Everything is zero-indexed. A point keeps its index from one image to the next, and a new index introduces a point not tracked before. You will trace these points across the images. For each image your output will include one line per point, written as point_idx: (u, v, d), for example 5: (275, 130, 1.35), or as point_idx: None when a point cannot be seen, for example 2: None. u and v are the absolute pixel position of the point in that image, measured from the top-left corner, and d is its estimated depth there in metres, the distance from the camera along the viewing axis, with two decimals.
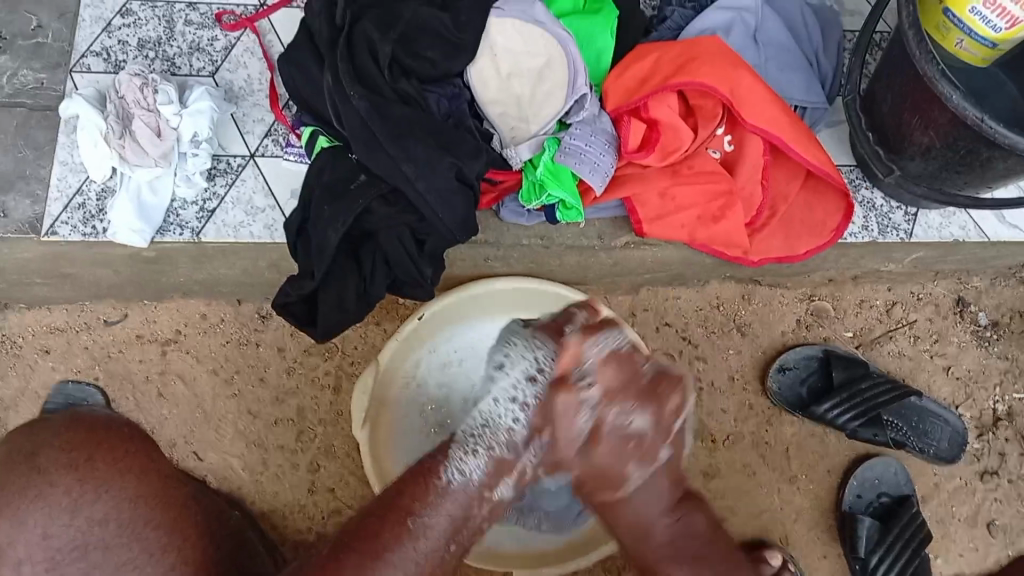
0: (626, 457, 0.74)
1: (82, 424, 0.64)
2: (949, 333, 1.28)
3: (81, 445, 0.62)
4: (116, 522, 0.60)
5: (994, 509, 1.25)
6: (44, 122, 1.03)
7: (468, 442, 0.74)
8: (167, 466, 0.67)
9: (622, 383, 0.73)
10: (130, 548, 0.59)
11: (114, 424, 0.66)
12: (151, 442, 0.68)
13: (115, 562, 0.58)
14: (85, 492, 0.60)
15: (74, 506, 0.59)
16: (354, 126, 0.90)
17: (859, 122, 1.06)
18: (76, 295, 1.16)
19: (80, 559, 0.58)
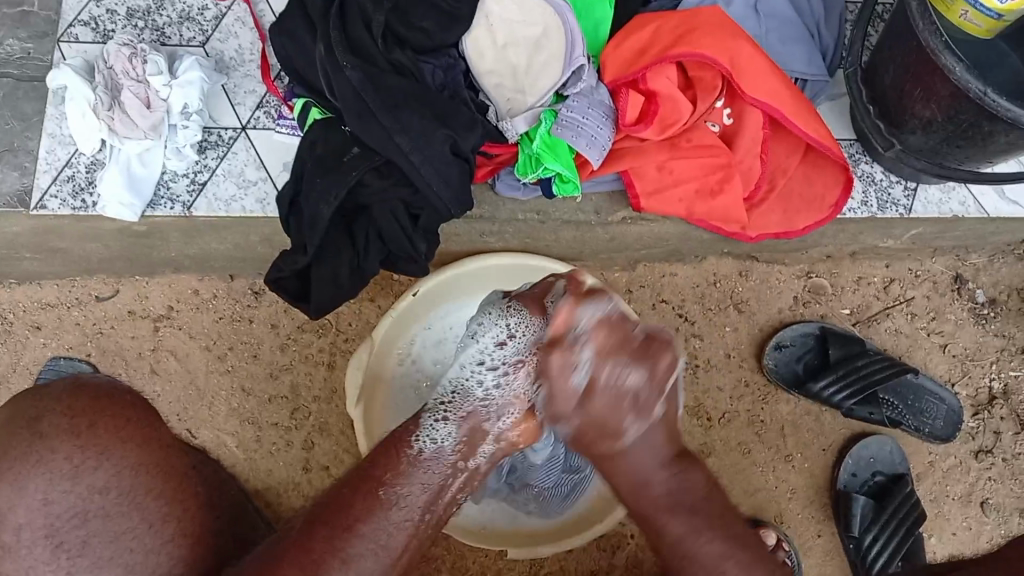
0: (619, 410, 0.73)
1: (86, 391, 0.63)
2: (947, 310, 1.28)
3: (83, 410, 0.61)
4: (117, 490, 0.60)
5: (988, 487, 1.25)
6: (33, 92, 1.01)
7: (444, 411, 0.80)
8: (169, 436, 0.66)
9: (617, 343, 0.73)
10: (130, 518, 0.61)
11: (118, 391, 0.65)
12: (154, 410, 0.67)
13: (115, 530, 0.60)
14: (86, 459, 0.60)
15: (75, 473, 0.59)
16: (347, 98, 0.88)
17: (860, 95, 1.05)
18: (66, 270, 1.14)
19: (79, 526, 0.59)
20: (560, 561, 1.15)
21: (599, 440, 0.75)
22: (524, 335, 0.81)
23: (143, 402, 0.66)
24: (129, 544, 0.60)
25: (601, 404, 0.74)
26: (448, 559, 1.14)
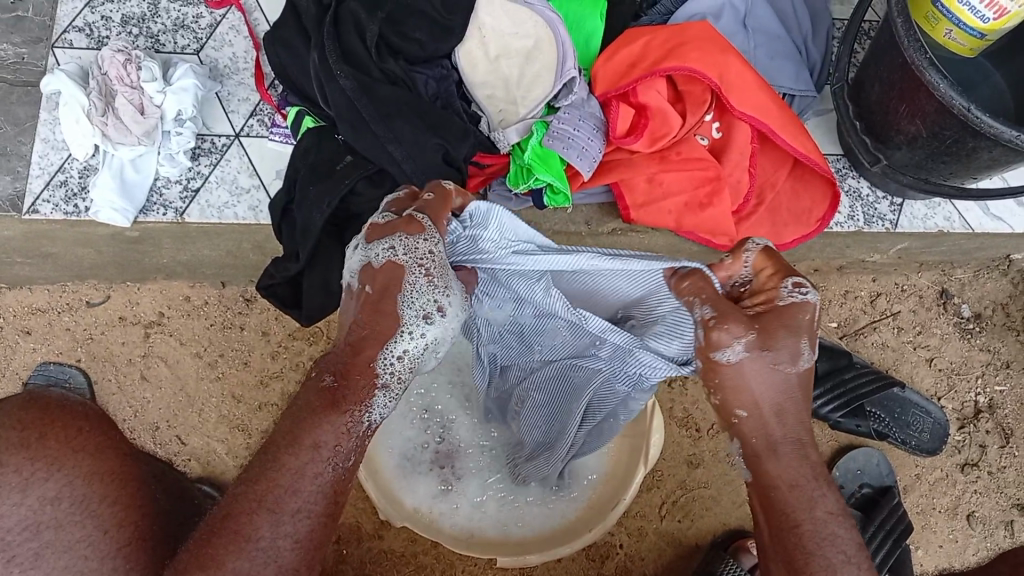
0: (801, 328, 0.67)
1: (36, 404, 0.67)
2: (933, 324, 1.29)
3: (33, 423, 0.66)
4: (68, 499, 0.64)
5: (974, 500, 1.26)
6: (25, 98, 1.02)
7: (393, 383, 0.65)
8: (125, 445, 0.71)
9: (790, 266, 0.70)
10: (83, 526, 0.64)
11: (69, 403, 0.69)
12: (108, 419, 0.71)
13: (67, 540, 0.63)
14: (36, 470, 0.64)
15: (24, 485, 0.63)
16: (340, 107, 0.89)
17: (846, 110, 1.07)
18: (58, 276, 1.14)
19: (32, 539, 0.63)
20: (548, 570, 1.16)
21: (768, 357, 0.65)
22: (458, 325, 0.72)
23: (98, 415, 0.71)
24: (84, 550, 0.63)
25: (783, 322, 0.67)
26: (437, 567, 1.15)
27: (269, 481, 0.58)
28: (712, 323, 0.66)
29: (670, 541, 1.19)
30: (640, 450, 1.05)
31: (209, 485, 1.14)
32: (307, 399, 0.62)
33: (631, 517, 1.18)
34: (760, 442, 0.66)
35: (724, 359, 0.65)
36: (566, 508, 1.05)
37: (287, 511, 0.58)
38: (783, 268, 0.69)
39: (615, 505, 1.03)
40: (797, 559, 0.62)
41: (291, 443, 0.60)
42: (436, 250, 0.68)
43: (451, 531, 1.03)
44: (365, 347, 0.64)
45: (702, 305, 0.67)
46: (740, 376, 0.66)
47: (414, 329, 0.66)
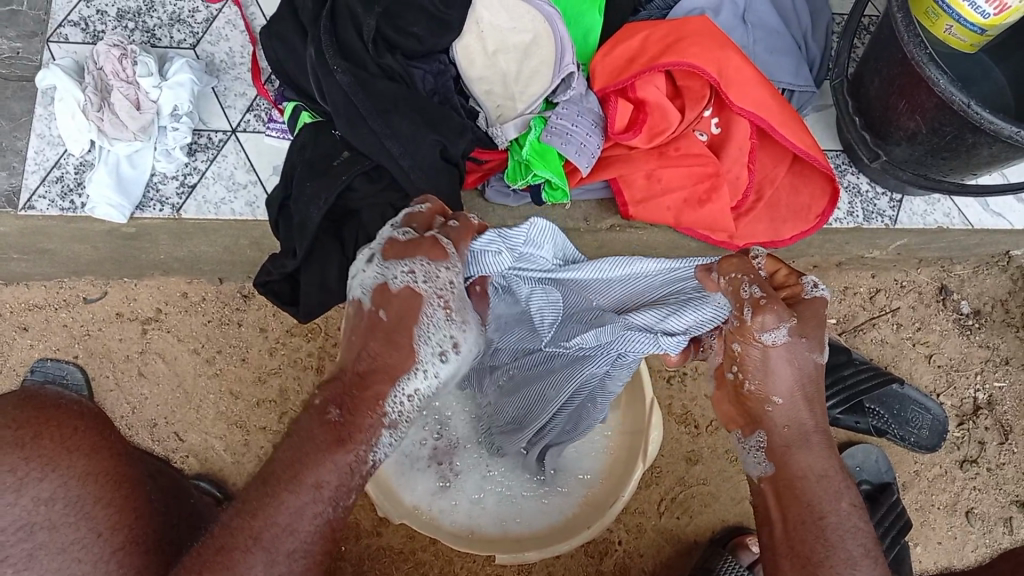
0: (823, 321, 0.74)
1: (29, 403, 0.66)
2: (932, 321, 1.29)
3: (28, 422, 0.65)
4: (63, 500, 0.64)
5: (972, 496, 1.26)
6: (21, 93, 1.01)
7: (400, 420, 0.70)
8: (120, 444, 0.70)
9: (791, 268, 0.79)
10: (77, 527, 0.64)
11: (64, 401, 0.69)
12: (103, 418, 0.71)
13: (61, 542, 0.63)
14: (31, 470, 0.63)
15: (19, 485, 0.63)
16: (337, 103, 0.89)
17: (846, 105, 1.06)
18: (55, 272, 1.14)
19: (26, 539, 0.62)
20: (547, 567, 1.16)
21: (803, 342, 0.72)
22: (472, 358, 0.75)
23: (93, 414, 0.70)
24: (77, 553, 0.63)
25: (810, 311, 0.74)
26: (436, 563, 1.15)
27: (268, 515, 0.62)
28: (764, 302, 0.71)
29: (669, 538, 1.19)
30: (637, 447, 1.04)
31: (207, 482, 1.13)
32: (311, 433, 0.66)
33: (630, 513, 1.18)
34: (792, 432, 0.73)
35: (769, 339, 0.71)
36: (562, 503, 1.06)
37: (282, 550, 0.62)
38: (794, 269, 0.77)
39: (613, 503, 1.02)
40: (814, 553, 0.68)
41: (293, 480, 0.63)
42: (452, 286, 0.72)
43: (452, 529, 1.02)
44: (376, 382, 0.69)
45: (750, 284, 0.72)
46: (775, 360, 0.72)
47: (426, 369, 0.70)
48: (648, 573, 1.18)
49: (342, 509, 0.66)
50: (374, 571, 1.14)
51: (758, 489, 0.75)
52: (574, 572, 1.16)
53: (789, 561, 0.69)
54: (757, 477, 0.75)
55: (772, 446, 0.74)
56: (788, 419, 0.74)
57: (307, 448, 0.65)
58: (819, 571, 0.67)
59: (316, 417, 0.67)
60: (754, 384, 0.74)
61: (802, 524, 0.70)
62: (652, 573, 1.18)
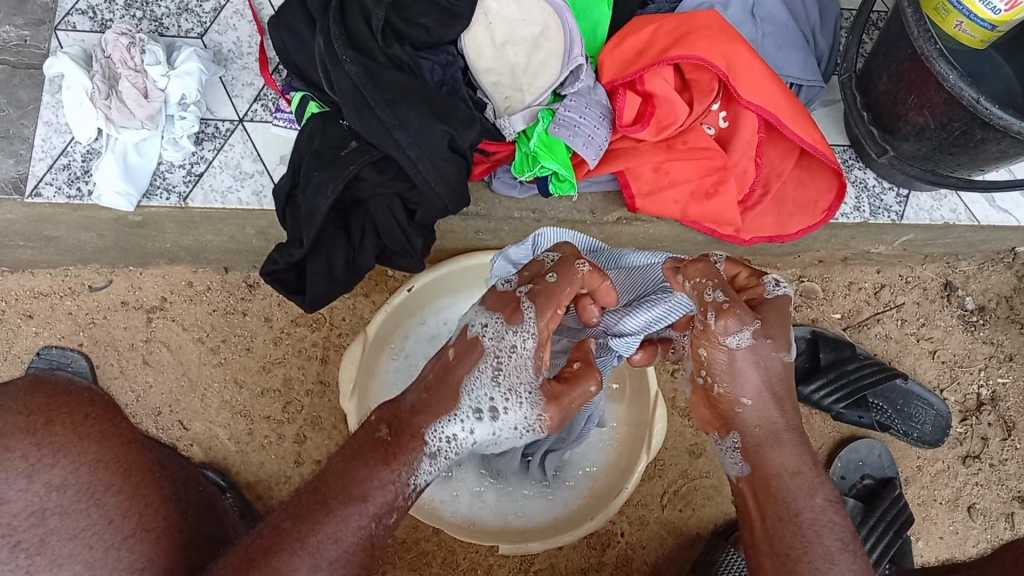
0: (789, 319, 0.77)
1: (42, 389, 0.67)
2: (937, 317, 1.29)
3: (40, 409, 0.65)
4: (74, 487, 0.64)
5: (975, 492, 1.26)
6: (28, 80, 1.01)
7: (439, 458, 0.74)
8: (130, 432, 0.71)
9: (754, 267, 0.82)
10: (88, 514, 0.64)
11: (75, 388, 0.69)
12: (114, 405, 0.71)
13: (72, 528, 0.63)
14: (43, 456, 0.63)
15: (31, 471, 0.62)
16: (345, 92, 0.89)
17: (855, 100, 1.06)
18: (60, 260, 1.14)
19: (38, 524, 0.62)
20: (550, 559, 1.16)
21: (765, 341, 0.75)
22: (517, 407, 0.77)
23: (104, 401, 0.70)
24: (88, 539, 0.63)
25: (773, 309, 0.77)
26: (439, 553, 1.15)
27: (316, 525, 0.65)
28: (726, 307, 0.74)
29: (672, 530, 1.19)
30: (641, 438, 1.04)
31: (212, 470, 1.13)
32: (362, 449, 0.71)
33: (633, 506, 1.19)
34: (763, 432, 0.76)
35: (734, 342, 0.74)
36: (567, 497, 1.06)
37: (326, 558, 0.64)
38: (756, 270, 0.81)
39: (617, 495, 1.02)
40: (793, 549, 0.70)
41: (342, 492, 0.67)
42: (513, 356, 0.76)
43: (453, 519, 1.02)
44: (419, 417, 0.73)
45: (714, 289, 0.75)
46: (741, 362, 0.75)
47: (464, 419, 0.75)
48: (650, 565, 1.18)
49: (383, 527, 0.69)
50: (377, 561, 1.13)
51: (738, 489, 0.78)
52: (576, 564, 1.17)
53: (769, 559, 0.71)
54: (736, 478, 0.78)
55: (746, 446, 0.76)
56: (759, 420, 0.76)
57: (349, 458, 0.70)
58: (798, 567, 0.69)
59: (368, 435, 0.73)
60: (722, 387, 0.77)
61: (780, 521, 0.72)
62: (654, 565, 1.19)
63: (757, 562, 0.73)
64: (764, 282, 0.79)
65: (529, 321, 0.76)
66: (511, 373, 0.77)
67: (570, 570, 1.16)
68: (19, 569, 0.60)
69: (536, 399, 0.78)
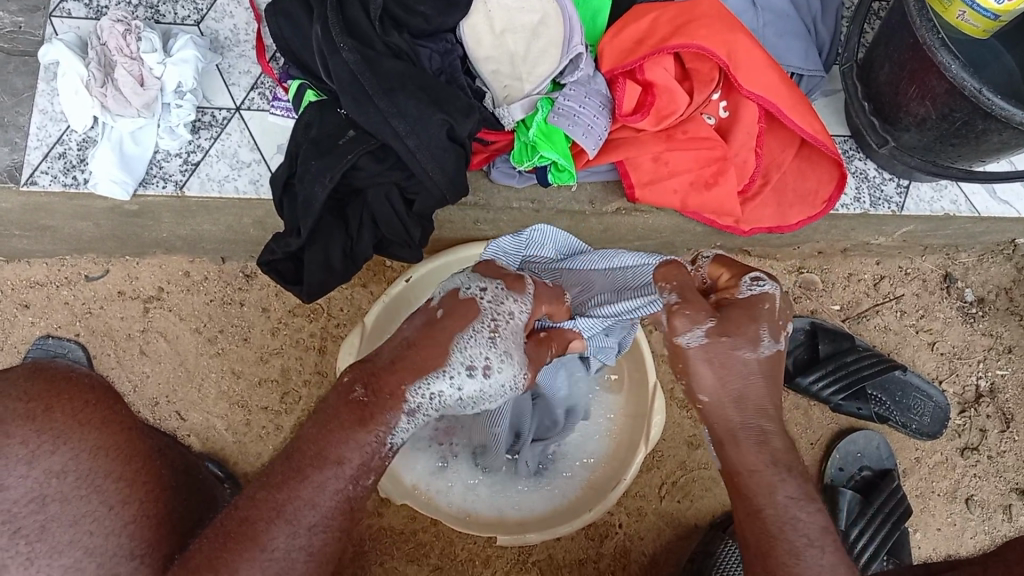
0: (759, 316, 0.76)
1: (41, 375, 0.66)
2: (936, 308, 1.28)
3: (39, 395, 0.64)
4: (74, 474, 0.63)
5: (973, 484, 1.26)
6: (23, 68, 1.00)
7: (422, 411, 0.72)
8: (130, 419, 0.70)
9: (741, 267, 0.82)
10: (89, 500, 0.63)
11: (75, 374, 0.68)
12: (114, 392, 0.70)
13: (72, 514, 0.62)
14: (43, 443, 0.62)
15: (30, 457, 0.62)
16: (343, 80, 0.88)
17: (855, 91, 1.06)
18: (56, 249, 1.14)
19: (38, 511, 0.61)
20: (547, 549, 1.16)
21: (726, 340, 0.74)
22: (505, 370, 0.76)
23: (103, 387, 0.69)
24: (88, 526, 0.62)
25: (741, 309, 0.76)
26: (436, 544, 1.15)
27: (292, 492, 0.65)
28: (676, 307, 0.75)
29: (671, 521, 1.19)
30: (639, 430, 1.04)
31: (210, 461, 1.13)
32: (339, 410, 0.69)
33: (632, 497, 1.18)
34: (721, 429, 0.75)
35: (685, 341, 0.74)
36: (565, 487, 1.06)
37: (303, 524, 0.64)
38: (737, 271, 0.81)
39: (614, 486, 1.02)
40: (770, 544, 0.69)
41: (317, 457, 0.67)
42: (510, 320, 0.78)
43: (450, 510, 1.02)
44: (405, 373, 0.72)
45: (670, 292, 0.77)
46: (696, 361, 0.75)
47: (453, 375, 0.74)
48: (648, 557, 1.18)
49: (362, 489, 0.69)
50: (375, 551, 1.13)
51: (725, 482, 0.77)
52: (574, 555, 1.16)
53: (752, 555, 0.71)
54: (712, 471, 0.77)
55: None
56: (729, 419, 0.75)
57: (327, 418, 0.69)
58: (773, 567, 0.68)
59: (342, 396, 0.70)
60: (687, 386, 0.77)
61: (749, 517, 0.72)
62: (653, 556, 1.18)
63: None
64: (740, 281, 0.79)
65: (528, 295, 0.80)
66: (506, 336, 0.77)
67: (568, 561, 1.16)
68: (19, 557, 0.60)
69: (523, 361, 0.78)
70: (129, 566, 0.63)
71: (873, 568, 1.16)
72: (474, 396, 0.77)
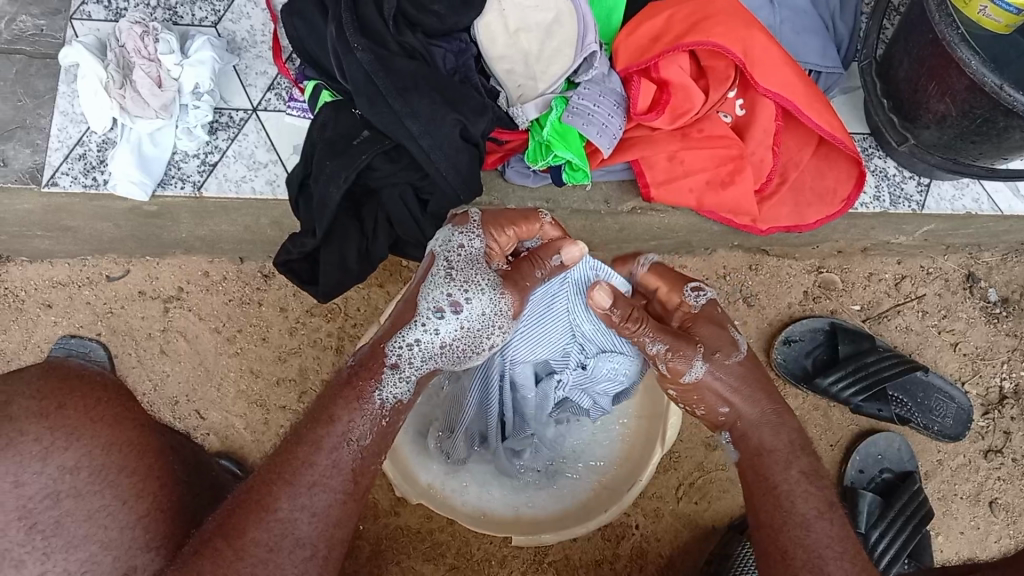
0: (721, 323, 0.88)
1: (55, 373, 0.67)
2: (959, 308, 1.27)
3: (52, 393, 0.65)
4: (88, 470, 0.64)
5: (996, 486, 1.24)
6: (44, 70, 1.02)
7: (407, 365, 0.77)
8: (145, 416, 0.70)
9: (670, 275, 0.92)
10: (102, 495, 0.64)
11: (87, 373, 0.68)
12: (124, 389, 0.70)
13: (87, 509, 0.63)
14: (55, 440, 0.63)
15: (45, 454, 0.63)
16: (358, 82, 0.88)
17: (875, 88, 1.05)
18: (78, 250, 1.15)
19: (53, 507, 0.62)
20: (564, 550, 1.16)
21: (722, 357, 0.84)
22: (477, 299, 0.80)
23: (116, 385, 0.70)
24: (103, 520, 0.63)
25: (707, 323, 0.87)
26: (453, 544, 1.15)
27: (290, 453, 0.69)
28: (672, 354, 0.82)
29: (688, 521, 1.19)
30: (656, 431, 1.03)
31: (228, 459, 1.14)
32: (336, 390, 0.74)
33: (648, 498, 1.18)
34: None
35: (693, 375, 0.82)
36: (574, 488, 1.05)
37: (304, 483, 0.68)
38: (674, 281, 0.91)
39: (630, 489, 1.01)
40: None
41: (312, 420, 0.72)
42: (462, 253, 0.82)
43: (465, 509, 1.02)
44: (378, 341, 0.77)
45: (654, 342, 0.82)
46: (715, 384, 0.83)
47: (425, 323, 0.79)
48: (665, 557, 1.18)
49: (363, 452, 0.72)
50: (392, 550, 1.14)
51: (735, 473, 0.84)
52: (590, 556, 1.16)
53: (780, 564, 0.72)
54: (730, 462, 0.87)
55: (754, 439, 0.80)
56: (740, 414, 0.83)
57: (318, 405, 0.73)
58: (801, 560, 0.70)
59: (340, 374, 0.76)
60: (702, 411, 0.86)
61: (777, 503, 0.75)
62: (670, 556, 1.18)
63: (773, 538, 0.74)
64: (687, 296, 0.89)
65: (475, 221, 0.84)
66: (463, 268, 0.82)
67: (584, 562, 1.16)
68: (35, 551, 0.61)
69: (493, 280, 0.81)
70: (146, 558, 0.64)
71: (892, 572, 1.15)
72: (463, 333, 0.80)
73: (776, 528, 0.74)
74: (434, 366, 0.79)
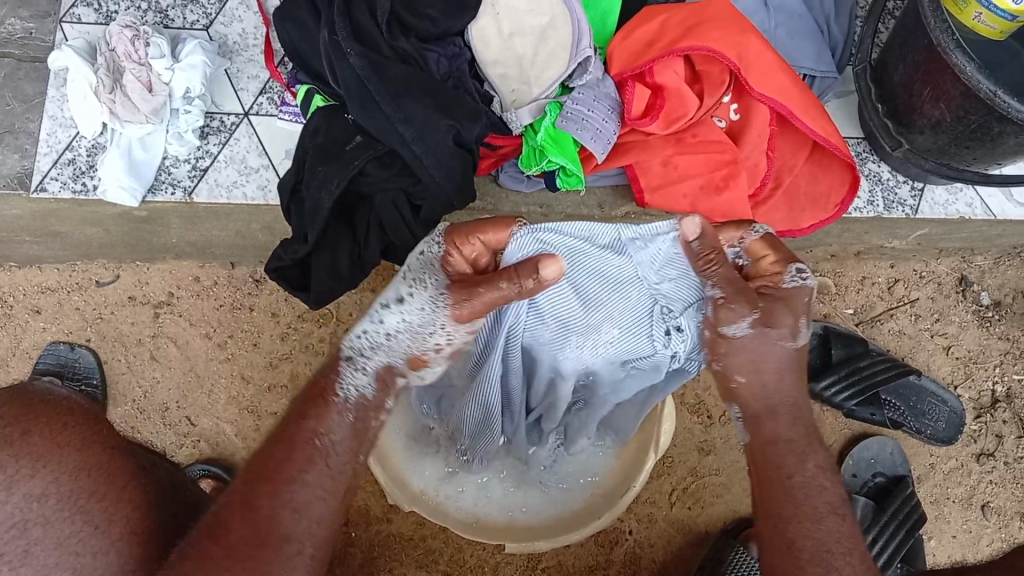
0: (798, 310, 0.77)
1: (18, 400, 0.65)
2: (951, 312, 1.27)
3: (16, 419, 0.64)
4: (56, 496, 0.62)
5: (989, 490, 1.24)
6: (33, 74, 1.01)
7: (362, 357, 0.76)
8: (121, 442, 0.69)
9: (780, 252, 0.79)
10: (72, 521, 0.61)
11: (54, 399, 0.67)
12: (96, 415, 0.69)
13: (56, 536, 0.60)
14: (21, 468, 0.61)
15: (10, 482, 0.61)
16: (350, 86, 0.88)
17: (869, 92, 1.04)
18: (67, 255, 1.14)
19: (19, 536, 0.59)
20: (557, 556, 1.15)
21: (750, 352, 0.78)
22: (423, 297, 0.76)
23: (84, 409, 0.68)
24: (75, 547, 0.61)
25: (785, 304, 0.77)
26: (446, 550, 1.14)
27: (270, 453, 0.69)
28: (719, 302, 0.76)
29: (682, 526, 1.18)
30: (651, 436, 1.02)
31: (219, 467, 1.13)
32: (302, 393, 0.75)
33: (642, 503, 1.17)
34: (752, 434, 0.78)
35: (729, 332, 0.77)
36: (569, 496, 1.03)
37: (284, 480, 0.67)
38: (781, 255, 0.79)
39: (625, 493, 1.00)
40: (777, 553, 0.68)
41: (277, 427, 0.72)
42: (419, 257, 0.78)
43: (459, 515, 1.00)
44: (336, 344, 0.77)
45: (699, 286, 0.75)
46: (748, 347, 0.77)
47: (375, 314, 0.77)
48: (659, 563, 1.17)
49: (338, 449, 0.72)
50: (384, 557, 1.13)
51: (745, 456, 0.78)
52: (584, 562, 1.16)
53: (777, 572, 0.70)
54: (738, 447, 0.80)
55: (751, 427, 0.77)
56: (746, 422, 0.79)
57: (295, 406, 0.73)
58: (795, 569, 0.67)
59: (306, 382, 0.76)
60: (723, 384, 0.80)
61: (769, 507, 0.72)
62: (663, 561, 1.18)
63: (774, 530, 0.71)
64: (786, 271, 0.78)
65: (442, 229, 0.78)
66: (417, 269, 0.77)
67: (577, 568, 1.15)
68: None
69: (441, 282, 0.76)
70: None
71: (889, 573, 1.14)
72: (410, 328, 0.76)
73: (784, 518, 0.71)
74: (390, 361, 0.76)
